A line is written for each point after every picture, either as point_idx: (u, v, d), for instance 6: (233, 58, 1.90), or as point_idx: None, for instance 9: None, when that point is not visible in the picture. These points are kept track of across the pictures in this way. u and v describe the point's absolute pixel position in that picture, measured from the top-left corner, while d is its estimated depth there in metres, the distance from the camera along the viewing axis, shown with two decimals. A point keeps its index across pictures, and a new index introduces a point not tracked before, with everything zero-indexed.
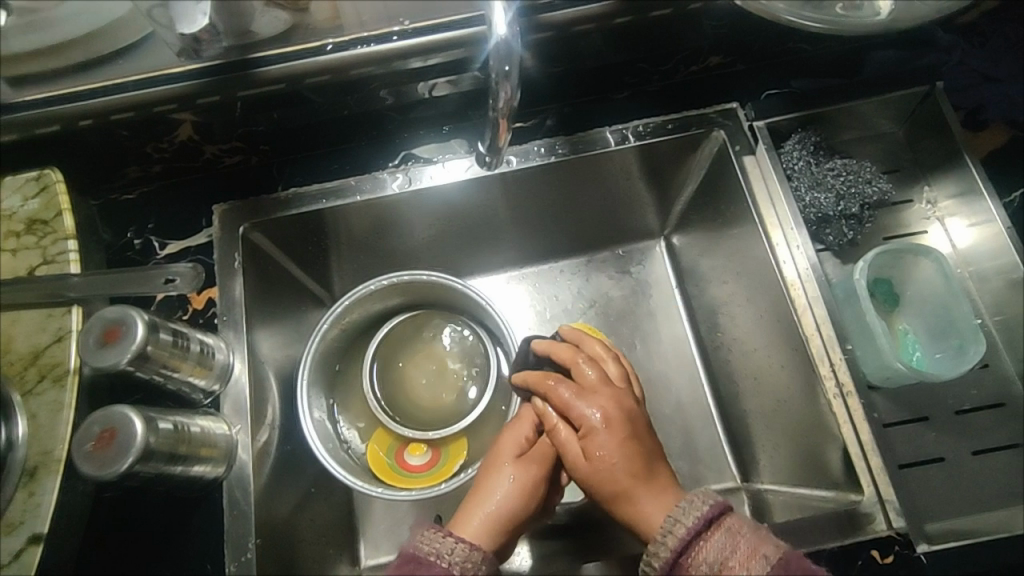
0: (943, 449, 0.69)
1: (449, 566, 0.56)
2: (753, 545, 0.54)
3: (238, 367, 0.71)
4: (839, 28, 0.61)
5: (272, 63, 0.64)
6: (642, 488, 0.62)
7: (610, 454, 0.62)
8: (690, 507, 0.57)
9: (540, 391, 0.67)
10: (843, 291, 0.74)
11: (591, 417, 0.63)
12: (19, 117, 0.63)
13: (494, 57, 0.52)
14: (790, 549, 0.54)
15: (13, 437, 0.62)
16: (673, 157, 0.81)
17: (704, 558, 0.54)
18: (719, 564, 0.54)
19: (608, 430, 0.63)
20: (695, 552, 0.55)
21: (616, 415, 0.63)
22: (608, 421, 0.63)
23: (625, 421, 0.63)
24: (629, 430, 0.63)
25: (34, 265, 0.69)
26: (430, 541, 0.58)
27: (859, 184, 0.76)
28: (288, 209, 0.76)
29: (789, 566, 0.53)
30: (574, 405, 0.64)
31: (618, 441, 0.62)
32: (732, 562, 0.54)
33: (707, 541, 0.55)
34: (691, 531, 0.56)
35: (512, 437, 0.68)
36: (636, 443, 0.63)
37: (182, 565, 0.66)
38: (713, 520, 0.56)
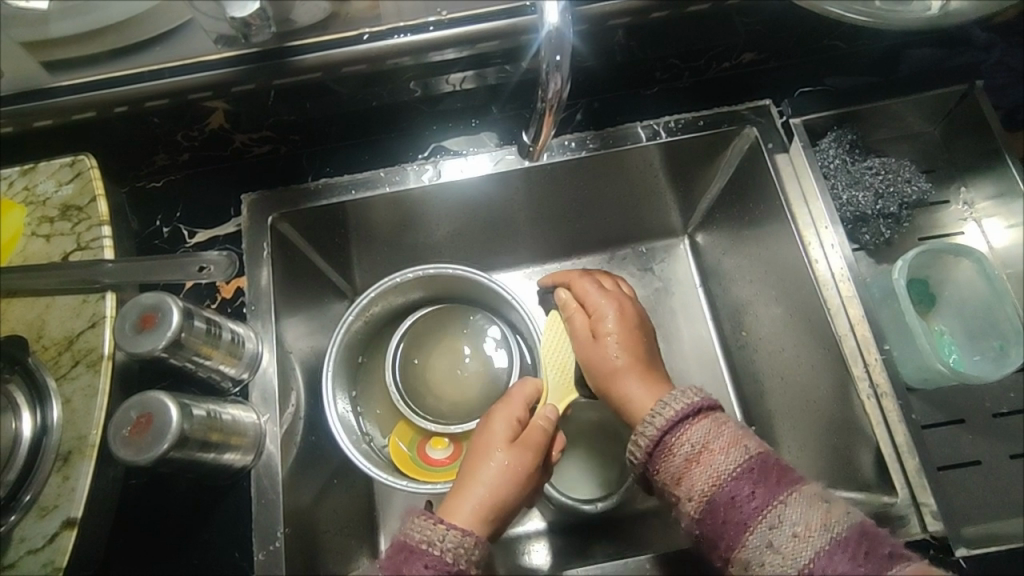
0: (981, 453, 0.69)
1: (441, 554, 0.56)
2: (734, 436, 0.56)
3: (267, 356, 0.71)
4: (886, 22, 0.60)
5: (309, 52, 0.63)
6: (637, 373, 0.69)
7: (614, 339, 0.70)
8: (678, 396, 0.59)
9: (566, 285, 0.77)
10: (880, 291, 0.74)
11: (604, 310, 0.72)
12: (57, 103, 0.63)
13: (546, 46, 0.52)
14: (771, 450, 0.56)
15: (49, 420, 0.63)
16: (703, 154, 0.80)
17: (687, 438, 0.57)
18: (699, 444, 0.56)
19: (617, 320, 0.72)
20: (680, 433, 0.57)
21: (626, 314, 0.73)
22: (620, 316, 0.72)
23: (634, 319, 0.73)
24: (636, 326, 0.72)
25: (69, 251, 0.69)
26: (421, 529, 0.57)
27: (898, 183, 0.75)
28: (317, 201, 0.76)
29: (766, 458, 0.55)
30: (592, 296, 0.74)
31: (625, 331, 0.71)
32: (713, 447, 0.56)
33: (691, 426, 0.57)
34: (677, 416, 0.58)
35: (504, 424, 0.66)
36: (639, 340, 0.71)
37: (210, 553, 0.66)
38: (699, 410, 0.58)
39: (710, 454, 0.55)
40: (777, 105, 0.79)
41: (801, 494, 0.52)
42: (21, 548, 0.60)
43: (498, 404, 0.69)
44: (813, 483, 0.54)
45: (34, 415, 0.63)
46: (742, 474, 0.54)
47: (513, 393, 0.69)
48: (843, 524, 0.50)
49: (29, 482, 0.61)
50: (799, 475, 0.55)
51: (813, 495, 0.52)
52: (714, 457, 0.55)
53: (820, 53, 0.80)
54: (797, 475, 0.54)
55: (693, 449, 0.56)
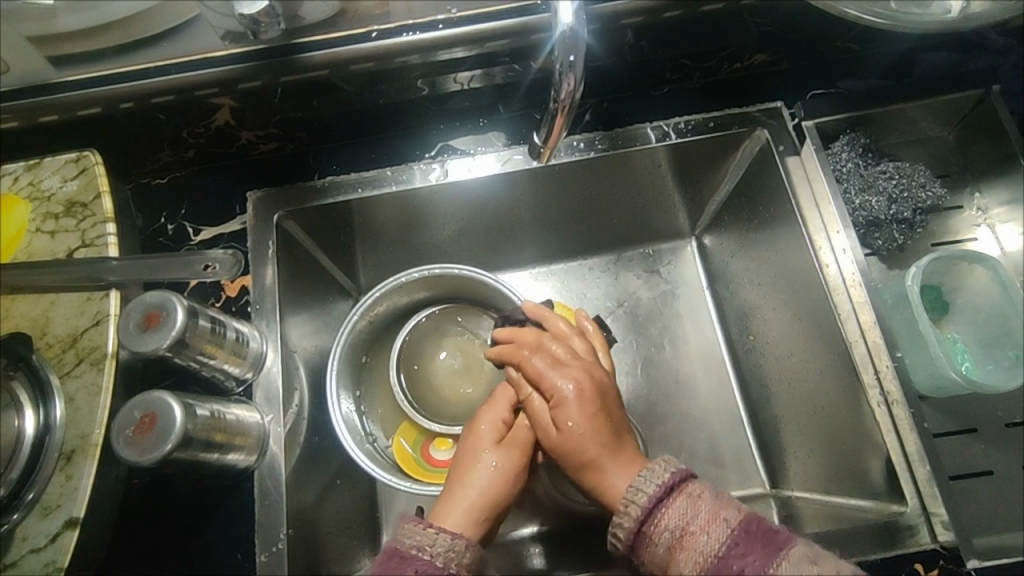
0: (992, 462, 0.69)
1: (432, 558, 0.55)
2: (714, 510, 0.53)
3: (271, 356, 0.70)
4: (902, 24, 0.59)
5: (317, 49, 0.63)
6: (611, 460, 0.61)
7: (579, 425, 0.61)
8: (648, 477, 0.55)
9: (514, 364, 0.68)
10: (893, 297, 0.73)
11: (563, 391, 0.62)
12: (63, 98, 0.63)
13: (559, 46, 0.51)
14: (755, 513, 0.53)
15: (52, 418, 0.63)
16: (713, 157, 0.79)
17: (666, 524, 0.53)
18: (680, 529, 0.52)
19: (580, 403, 0.61)
20: (658, 518, 0.54)
21: (587, 387, 0.63)
22: (581, 393, 0.62)
23: (595, 394, 0.62)
24: (601, 404, 0.62)
25: (73, 248, 0.69)
26: (412, 534, 0.56)
27: (911, 188, 0.75)
28: (326, 198, 0.75)
29: (751, 526, 0.52)
30: (546, 377, 0.64)
31: (588, 414, 0.61)
32: (694, 527, 0.52)
33: (668, 509, 0.54)
34: (652, 499, 0.54)
35: (490, 425, 0.66)
36: (606, 417, 0.62)
37: (212, 553, 0.66)
38: (673, 487, 0.55)
39: (692, 536, 0.52)
40: (789, 107, 0.78)
41: (789, 559, 0.49)
42: (24, 546, 0.60)
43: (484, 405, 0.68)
44: (804, 543, 0.51)
45: (37, 413, 0.63)
46: (728, 552, 0.50)
47: (498, 392, 0.69)
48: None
49: (30, 481, 0.61)
50: (786, 534, 0.52)
51: (802, 558, 0.49)
52: (697, 538, 0.51)
53: (833, 55, 0.79)
54: (784, 533, 0.51)
55: (675, 535, 0.52)
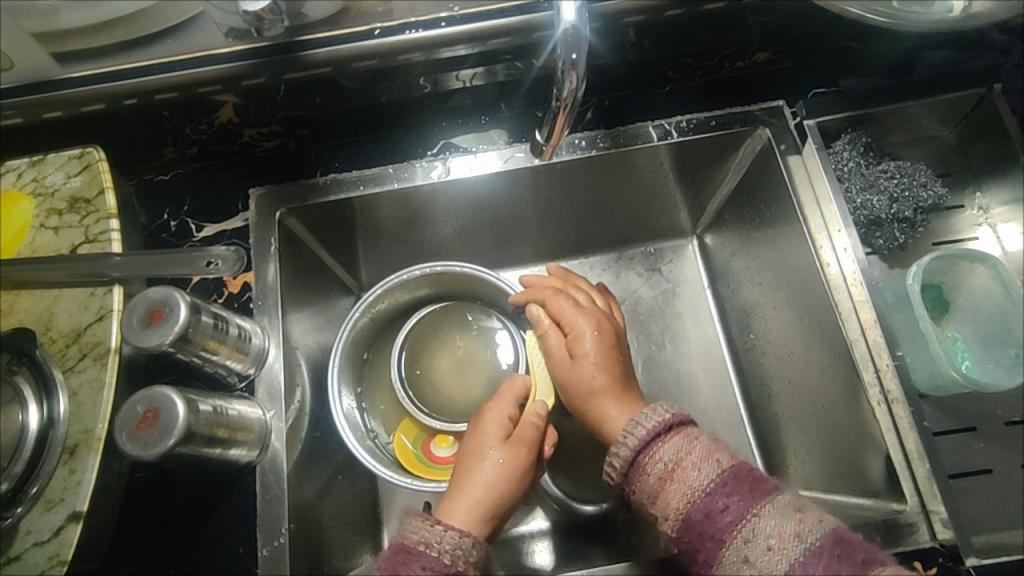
0: (992, 461, 0.69)
1: (439, 555, 0.55)
2: (707, 450, 0.55)
3: (273, 352, 0.70)
4: (904, 23, 0.59)
5: (320, 46, 0.63)
6: (614, 395, 0.66)
7: (594, 357, 0.67)
8: (649, 413, 0.57)
9: (540, 300, 0.72)
10: (893, 296, 0.73)
11: (582, 329, 0.68)
12: (66, 95, 0.63)
13: (562, 44, 0.51)
14: (745, 463, 0.55)
15: (55, 413, 0.63)
16: (714, 156, 0.79)
17: (661, 456, 0.55)
18: (674, 463, 0.54)
19: (598, 336, 0.68)
20: (653, 452, 0.55)
21: (605, 323, 0.69)
22: (600, 330, 0.68)
23: (613, 331, 0.69)
24: (614, 340, 0.68)
25: (77, 243, 0.69)
26: (418, 531, 0.57)
27: (913, 187, 0.75)
28: (328, 196, 0.75)
29: (740, 470, 0.54)
30: (568, 313, 0.69)
31: (605, 346, 0.67)
32: (686, 464, 0.54)
33: (663, 444, 0.56)
34: (651, 433, 0.56)
35: (496, 421, 0.66)
36: (618, 356, 0.68)
37: (214, 547, 0.66)
38: (672, 426, 0.57)
39: (684, 471, 0.54)
40: (791, 106, 0.79)
41: (775, 502, 0.51)
42: (27, 540, 0.60)
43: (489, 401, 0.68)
44: (788, 491, 0.53)
45: (40, 408, 0.63)
46: (716, 490, 0.52)
47: (503, 388, 0.69)
48: (815, 533, 0.49)
49: (34, 475, 0.61)
50: (774, 483, 0.54)
51: (786, 504, 0.51)
52: (689, 474, 0.53)
53: (834, 54, 0.79)
54: (773, 482, 0.53)
55: (667, 469, 0.54)
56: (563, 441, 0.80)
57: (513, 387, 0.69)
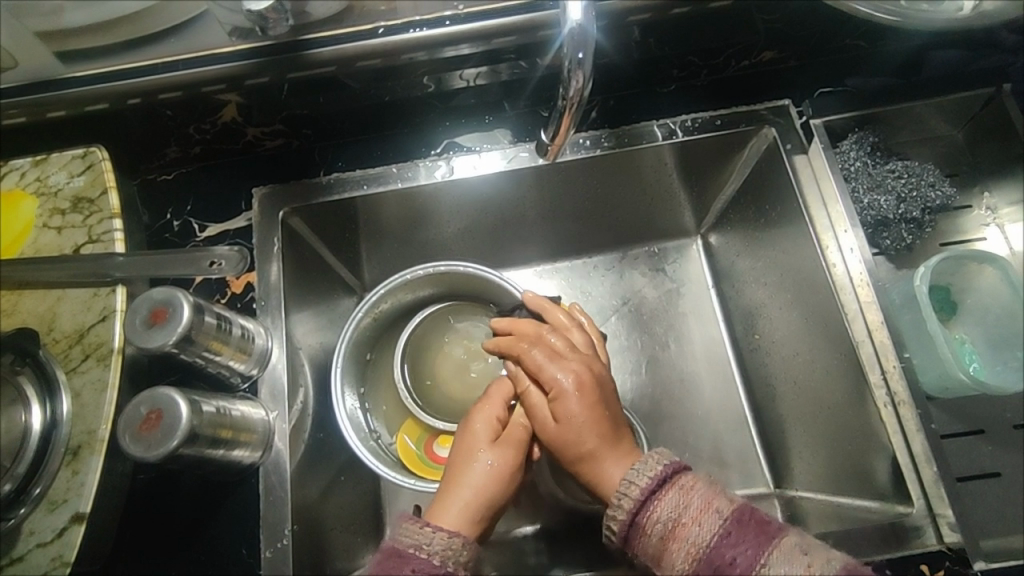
0: (1000, 464, 0.68)
1: (429, 557, 0.55)
2: (705, 500, 0.53)
3: (276, 353, 0.70)
4: (913, 20, 0.59)
5: (325, 45, 0.63)
6: (608, 450, 0.61)
7: (579, 416, 0.61)
8: (641, 470, 0.55)
9: (514, 357, 0.66)
10: (901, 297, 0.72)
11: (562, 385, 0.62)
12: (71, 94, 0.62)
13: (569, 43, 0.51)
14: (746, 505, 0.53)
15: (58, 413, 0.63)
16: (719, 155, 0.79)
17: (658, 516, 0.53)
18: (672, 520, 0.52)
19: (580, 395, 0.61)
20: (650, 509, 0.53)
21: (587, 378, 0.62)
22: (580, 384, 0.62)
23: (596, 385, 0.62)
24: (600, 394, 0.62)
25: (80, 243, 0.69)
26: (410, 534, 0.56)
27: (920, 187, 0.74)
28: (331, 195, 0.75)
29: (743, 516, 0.52)
30: (545, 369, 0.63)
31: (589, 404, 0.61)
32: (686, 518, 0.52)
33: (660, 499, 0.53)
34: (644, 493, 0.54)
35: (485, 422, 0.65)
36: (605, 410, 0.62)
37: (216, 548, 0.66)
38: (667, 479, 0.55)
39: (684, 527, 0.52)
40: (797, 105, 0.78)
41: (781, 547, 0.50)
42: (31, 541, 0.60)
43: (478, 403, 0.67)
44: (797, 532, 0.52)
45: (43, 408, 0.63)
46: (721, 542, 0.51)
47: (492, 389, 0.68)
48: (828, 574, 0.48)
49: (38, 476, 0.61)
50: (779, 523, 0.52)
51: (793, 547, 0.50)
52: (688, 529, 0.51)
53: (841, 53, 0.79)
54: (776, 524, 0.52)
55: (666, 527, 0.52)
56: None
57: (503, 383, 0.68)
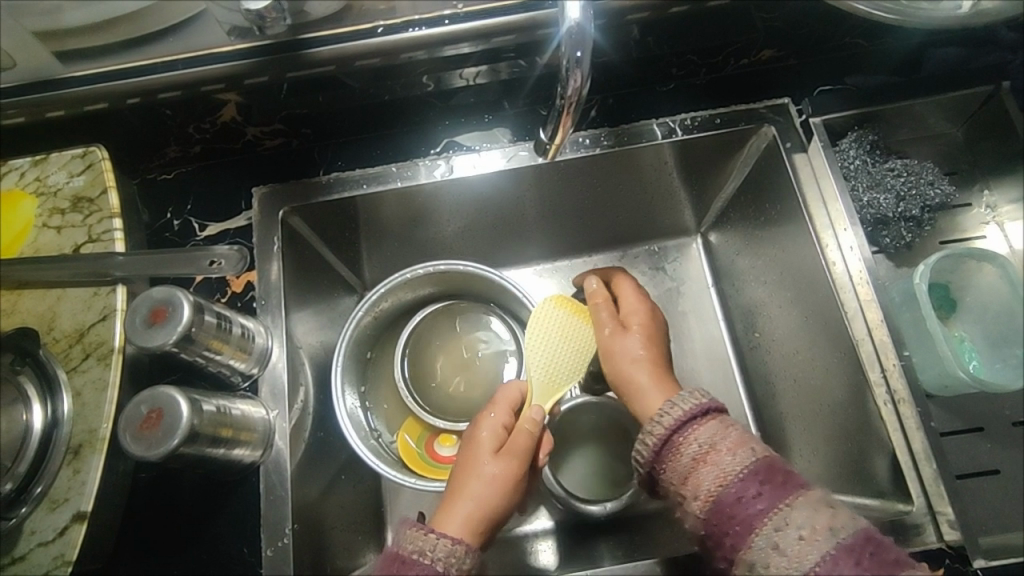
0: (999, 462, 0.68)
1: (433, 562, 0.54)
2: (743, 437, 0.54)
3: (277, 351, 0.70)
4: (912, 19, 0.59)
5: (325, 44, 0.62)
6: (650, 368, 0.66)
7: (637, 331, 0.69)
8: (688, 396, 0.57)
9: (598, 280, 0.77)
10: (901, 296, 0.72)
11: (616, 344, 0.69)
12: (72, 94, 0.63)
13: (566, 42, 0.51)
14: (777, 454, 0.54)
15: (58, 413, 0.63)
16: (718, 154, 0.79)
17: (695, 439, 0.54)
18: (708, 445, 0.54)
19: (647, 317, 0.71)
20: (687, 433, 0.55)
21: (653, 310, 0.73)
22: (650, 311, 0.72)
23: (658, 318, 0.72)
24: (660, 328, 0.72)
25: (80, 243, 0.69)
26: (413, 540, 0.56)
27: (920, 185, 0.74)
28: (331, 194, 0.75)
29: (774, 460, 0.52)
30: (625, 295, 0.74)
31: (652, 328, 0.70)
32: (721, 448, 0.53)
33: (699, 426, 0.55)
34: (686, 415, 0.56)
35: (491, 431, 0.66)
36: (659, 338, 0.70)
37: (218, 547, 0.66)
38: (710, 411, 0.56)
39: (718, 454, 0.53)
40: (796, 104, 0.78)
41: (808, 494, 0.50)
42: (32, 540, 0.60)
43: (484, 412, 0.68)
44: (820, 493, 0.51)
45: (44, 407, 0.63)
46: (750, 476, 0.51)
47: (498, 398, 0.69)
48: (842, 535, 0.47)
49: (39, 475, 0.61)
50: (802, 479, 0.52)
51: (816, 499, 0.49)
52: (722, 457, 0.53)
53: (841, 51, 0.79)
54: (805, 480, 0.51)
55: (701, 450, 0.54)
56: (567, 440, 0.80)
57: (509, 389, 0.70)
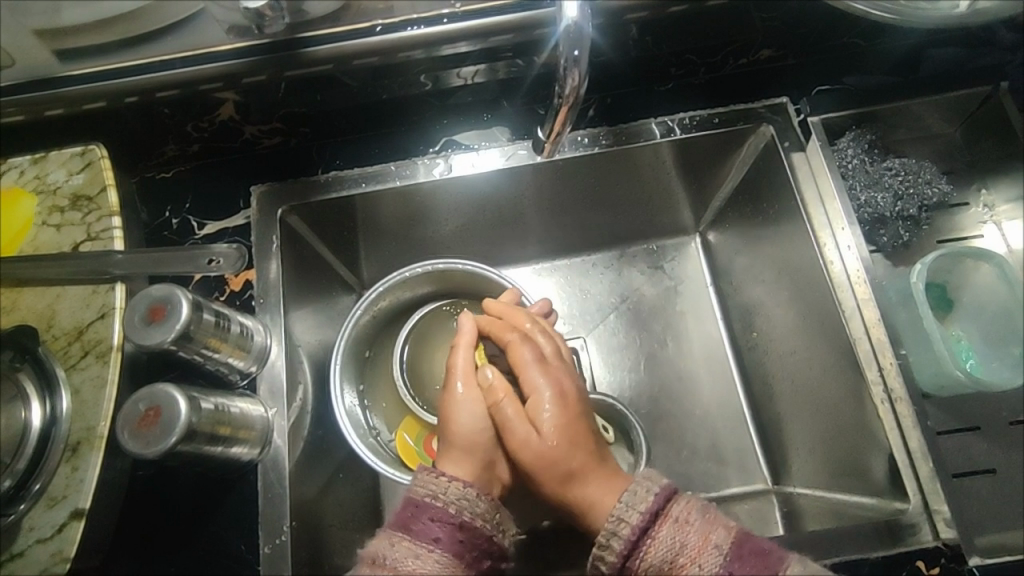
0: (996, 461, 0.68)
1: (445, 505, 0.56)
2: (703, 534, 0.52)
3: (275, 350, 0.71)
4: (910, 18, 0.59)
5: (322, 44, 0.63)
6: (592, 471, 0.61)
7: (555, 427, 0.60)
8: (632, 503, 0.53)
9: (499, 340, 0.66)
10: (897, 294, 0.72)
11: (542, 391, 0.61)
12: (70, 92, 0.63)
13: (564, 41, 0.51)
14: (741, 530, 0.53)
15: (57, 410, 0.63)
16: (717, 153, 0.79)
17: (654, 554, 0.52)
18: (669, 560, 0.51)
19: (561, 404, 0.61)
20: (645, 548, 0.52)
21: (569, 391, 0.62)
22: (562, 399, 0.61)
23: (575, 397, 0.62)
24: (580, 408, 0.62)
25: (79, 241, 0.69)
26: (426, 484, 0.57)
27: (918, 185, 0.74)
28: (329, 193, 0.75)
29: (742, 548, 0.52)
30: (528, 371, 0.62)
31: (569, 419, 0.61)
32: (684, 558, 0.51)
33: (655, 537, 0.52)
34: (637, 531, 0.53)
35: (476, 404, 0.64)
36: (583, 424, 0.62)
37: (215, 544, 0.66)
38: (658, 513, 0.53)
39: (683, 569, 0.51)
40: (795, 103, 0.78)
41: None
42: (30, 537, 0.60)
43: (453, 388, 0.65)
44: (798, 560, 0.52)
45: (43, 404, 0.63)
46: None
47: (456, 366, 0.65)
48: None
49: (37, 472, 0.61)
50: (778, 551, 0.53)
51: None
52: (689, 571, 0.51)
53: (839, 51, 0.79)
54: (776, 553, 0.52)
55: (664, 566, 0.51)
56: None
57: (467, 346, 0.66)
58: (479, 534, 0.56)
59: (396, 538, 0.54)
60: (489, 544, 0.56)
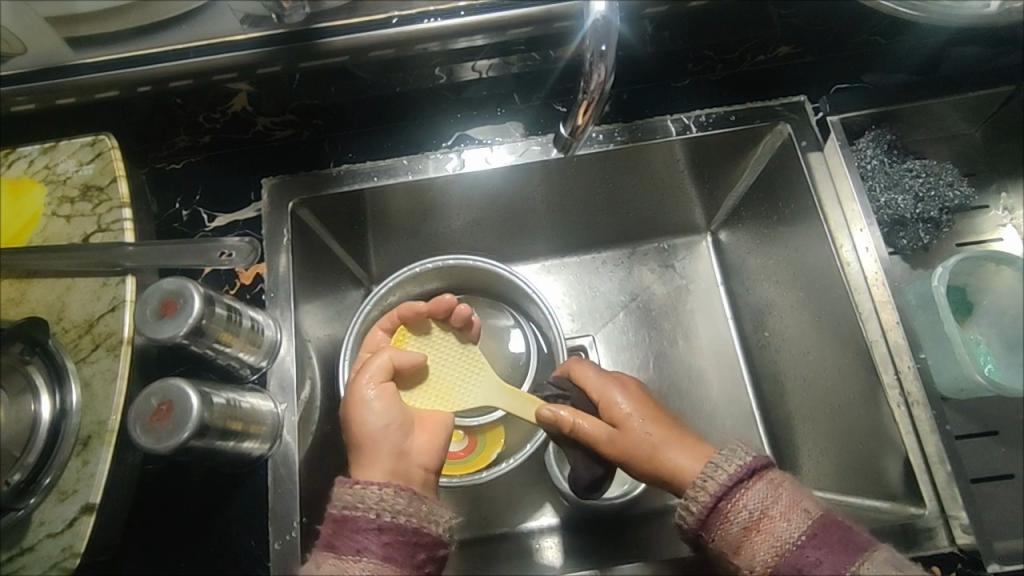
0: (1013, 466, 0.68)
1: (365, 512, 0.54)
2: (795, 498, 0.52)
3: (286, 345, 0.70)
4: (934, 16, 0.59)
5: (337, 34, 0.61)
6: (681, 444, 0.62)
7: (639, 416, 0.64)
8: (730, 456, 0.55)
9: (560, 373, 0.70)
10: (917, 298, 0.71)
11: (612, 393, 0.65)
12: (82, 81, 0.62)
13: (592, 35, 0.51)
14: (830, 509, 0.53)
15: (67, 403, 0.63)
16: (731, 151, 0.78)
17: (744, 504, 0.52)
18: (758, 511, 0.52)
19: (633, 402, 0.65)
20: (736, 498, 0.53)
21: (633, 390, 0.66)
22: (631, 397, 0.65)
23: (641, 394, 0.66)
24: (652, 403, 0.66)
25: (89, 232, 0.68)
26: (344, 496, 0.56)
27: (938, 187, 0.73)
28: (340, 186, 0.74)
29: (830, 522, 0.52)
30: (597, 381, 0.67)
31: (642, 407, 0.64)
32: (773, 512, 0.52)
33: (747, 490, 0.53)
34: (732, 479, 0.53)
35: (380, 401, 0.64)
36: (659, 413, 0.65)
37: (224, 541, 0.66)
38: (754, 470, 0.54)
39: (771, 521, 0.51)
40: (813, 101, 0.77)
41: (870, 561, 0.49)
42: (40, 532, 0.60)
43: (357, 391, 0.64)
44: (884, 548, 0.51)
45: (52, 398, 0.62)
46: (806, 542, 0.50)
47: (368, 368, 0.66)
48: None
49: (47, 466, 0.61)
50: (866, 537, 0.52)
51: (883, 561, 0.49)
52: (776, 523, 0.51)
53: (857, 50, 0.78)
54: (862, 537, 0.51)
55: (752, 517, 0.52)
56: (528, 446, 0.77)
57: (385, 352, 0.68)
58: (404, 530, 0.54)
59: (324, 558, 0.53)
60: (420, 536, 0.55)
